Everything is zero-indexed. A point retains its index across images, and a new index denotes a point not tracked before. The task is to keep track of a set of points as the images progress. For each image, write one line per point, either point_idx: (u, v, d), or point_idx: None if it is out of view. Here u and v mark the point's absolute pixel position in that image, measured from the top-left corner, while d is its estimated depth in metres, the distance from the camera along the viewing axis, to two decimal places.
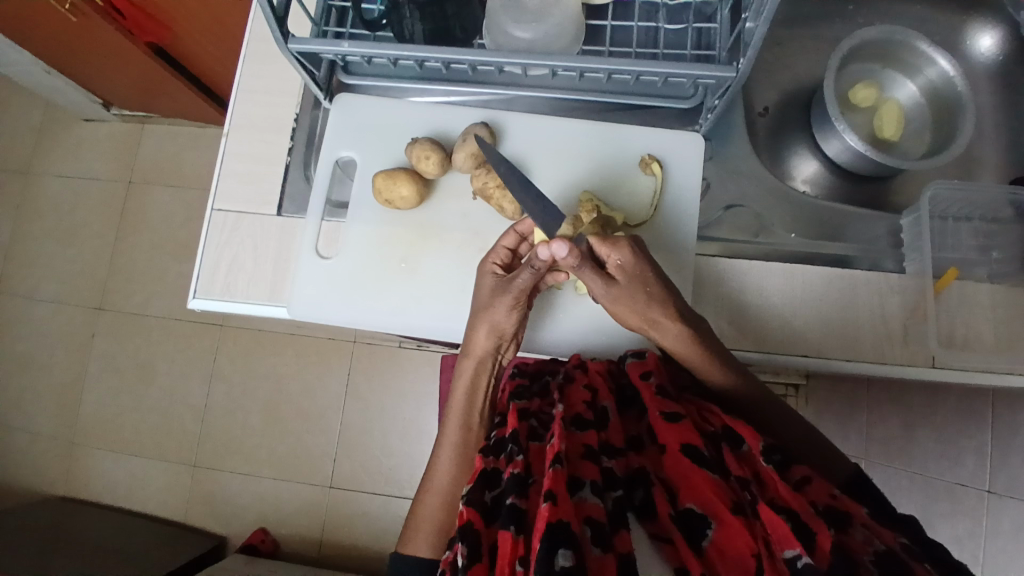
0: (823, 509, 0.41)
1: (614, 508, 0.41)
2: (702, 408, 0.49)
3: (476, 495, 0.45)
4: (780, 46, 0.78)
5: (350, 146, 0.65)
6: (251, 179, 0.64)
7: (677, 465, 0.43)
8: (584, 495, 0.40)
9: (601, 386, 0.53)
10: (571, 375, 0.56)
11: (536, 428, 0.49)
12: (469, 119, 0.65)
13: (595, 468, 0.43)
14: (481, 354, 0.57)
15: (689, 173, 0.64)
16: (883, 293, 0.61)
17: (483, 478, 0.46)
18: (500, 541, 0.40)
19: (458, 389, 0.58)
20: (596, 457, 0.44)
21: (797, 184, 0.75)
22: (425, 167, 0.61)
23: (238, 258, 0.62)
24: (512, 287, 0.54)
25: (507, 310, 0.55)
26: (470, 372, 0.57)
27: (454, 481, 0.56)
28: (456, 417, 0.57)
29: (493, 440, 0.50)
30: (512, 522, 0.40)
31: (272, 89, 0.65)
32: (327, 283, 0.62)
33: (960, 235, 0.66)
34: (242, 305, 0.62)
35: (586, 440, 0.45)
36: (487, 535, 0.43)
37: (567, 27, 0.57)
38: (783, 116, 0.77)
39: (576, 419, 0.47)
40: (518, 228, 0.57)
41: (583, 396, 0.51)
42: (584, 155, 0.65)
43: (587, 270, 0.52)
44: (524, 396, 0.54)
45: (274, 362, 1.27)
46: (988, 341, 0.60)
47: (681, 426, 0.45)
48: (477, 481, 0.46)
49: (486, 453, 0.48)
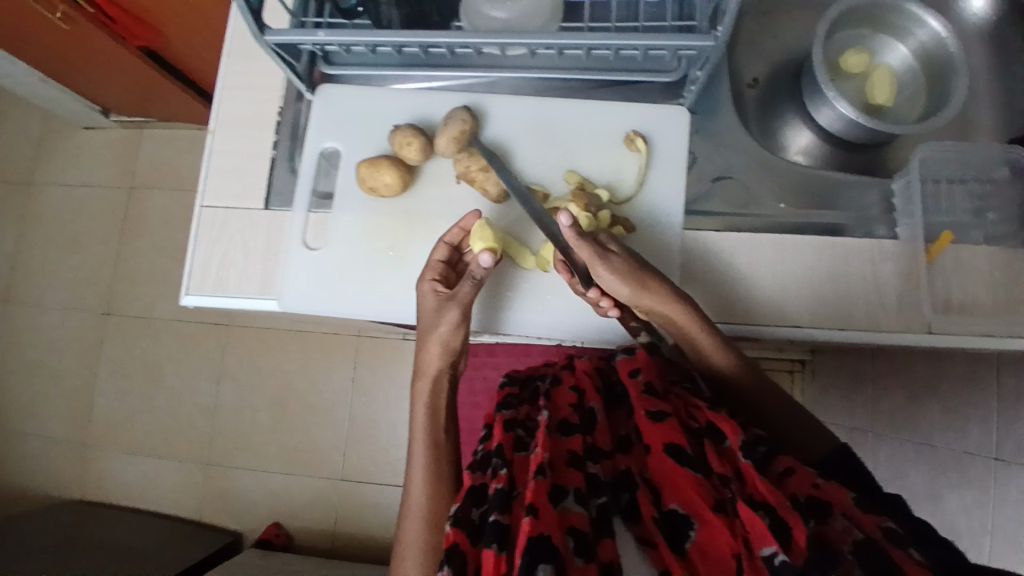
0: (804, 500, 0.39)
1: (599, 517, 0.41)
2: (689, 403, 0.49)
3: (463, 513, 0.44)
4: (769, 16, 0.77)
5: (334, 136, 0.65)
6: (238, 175, 0.63)
7: (661, 464, 0.43)
8: (567, 505, 0.40)
9: (588, 386, 0.53)
10: (560, 376, 0.56)
11: (521, 437, 0.49)
12: (451, 104, 0.64)
13: (579, 477, 0.43)
14: (434, 372, 0.57)
15: (677, 145, 0.64)
16: (876, 260, 0.60)
17: (470, 494, 0.46)
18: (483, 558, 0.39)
19: (418, 406, 0.56)
20: (581, 464, 0.44)
21: (792, 155, 0.75)
22: (408, 153, 0.60)
23: (228, 253, 0.62)
24: (458, 297, 0.56)
25: (453, 327, 0.56)
26: (427, 391, 0.57)
27: (433, 495, 0.52)
28: (420, 435, 0.55)
29: (481, 454, 0.49)
30: (494, 539, 0.39)
31: (254, 85, 0.65)
32: (316, 274, 0.62)
33: (953, 198, 0.64)
34: (236, 299, 0.62)
35: (571, 446, 0.45)
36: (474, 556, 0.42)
37: (543, 5, 0.57)
38: (773, 86, 0.76)
39: (562, 425, 0.47)
40: (447, 239, 0.59)
41: (568, 400, 0.50)
42: (570, 134, 0.64)
43: (584, 243, 0.52)
44: (511, 404, 0.53)
45: (281, 359, 1.28)
46: (985, 306, 0.59)
47: (666, 426, 0.45)
48: (466, 499, 0.45)
49: (474, 468, 0.47)
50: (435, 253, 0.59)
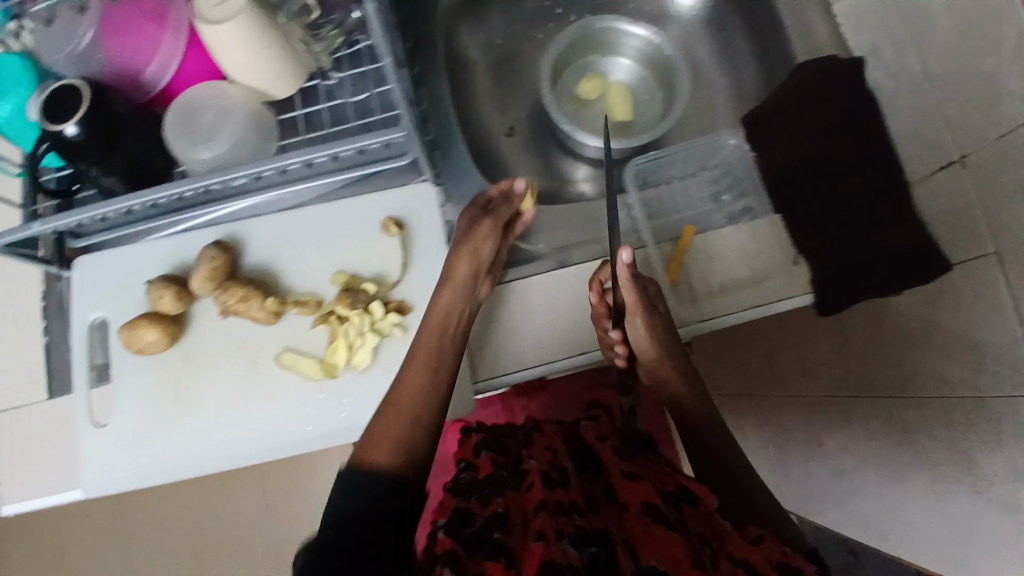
0: (776, 561, 0.44)
1: (591, 557, 0.44)
2: (665, 475, 0.56)
3: (454, 528, 0.48)
4: (507, 63, 0.81)
5: (98, 306, 0.65)
6: (8, 375, 0.62)
7: (637, 522, 0.48)
8: (565, 544, 0.44)
9: (558, 447, 0.60)
10: (531, 437, 0.63)
11: (508, 479, 0.55)
12: (204, 241, 0.65)
13: (567, 522, 0.47)
14: (447, 310, 0.59)
15: (432, 219, 0.66)
16: (633, 270, 0.64)
17: (457, 514, 0.50)
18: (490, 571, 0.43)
19: (414, 356, 0.57)
20: (569, 512, 0.48)
21: (580, 186, 0.77)
22: (165, 305, 0.61)
23: (17, 456, 0.60)
24: (461, 269, 0.60)
25: (465, 294, 0.59)
26: (432, 346, 0.57)
27: (411, 426, 0.52)
28: (412, 384, 0.55)
29: (461, 488, 0.55)
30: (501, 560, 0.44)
31: (6, 277, 0.65)
32: (113, 447, 0.62)
33: (689, 191, 0.71)
34: (39, 501, 0.60)
35: (556, 496, 0.50)
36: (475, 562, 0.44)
37: (249, 133, 0.59)
38: (533, 130, 0.79)
39: (546, 479, 0.53)
40: (484, 221, 0.63)
41: (546, 460, 0.56)
42: (329, 237, 0.66)
43: (607, 268, 0.62)
44: (494, 453, 0.60)
45: (179, 511, 1.19)
46: (744, 278, 0.63)
47: (642, 489, 0.51)
48: (453, 518, 0.50)
49: (457, 497, 0.54)
50: (481, 226, 0.62)
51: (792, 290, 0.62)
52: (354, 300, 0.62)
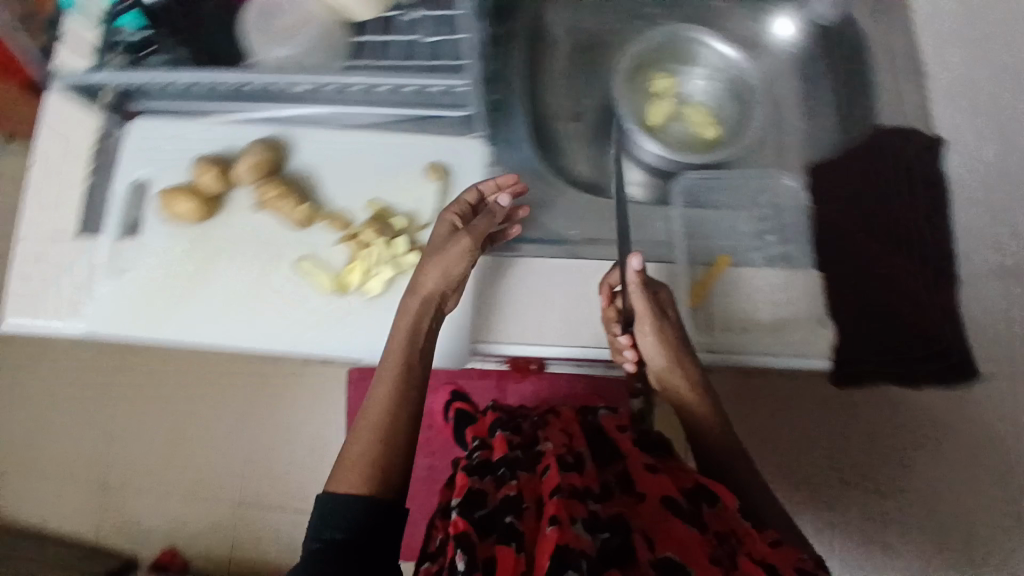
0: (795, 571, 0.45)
1: (605, 545, 0.43)
2: (678, 467, 0.54)
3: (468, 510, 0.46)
4: (592, 48, 0.80)
5: (144, 166, 0.67)
6: (52, 204, 0.66)
7: (655, 513, 0.48)
8: (580, 530, 0.42)
9: (576, 430, 0.56)
10: (545, 420, 0.60)
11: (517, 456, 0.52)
12: (258, 134, 0.67)
13: (583, 506, 0.45)
14: (427, 292, 0.58)
15: (474, 174, 0.67)
16: (661, 278, 0.64)
17: (471, 495, 0.48)
18: (505, 559, 0.43)
19: (397, 334, 0.55)
20: (585, 497, 0.46)
21: (629, 193, 0.72)
22: (206, 181, 0.64)
23: (40, 279, 0.64)
24: (472, 231, 0.60)
25: (460, 250, 0.59)
26: (408, 326, 0.56)
27: (380, 432, 0.48)
28: (392, 359, 0.53)
29: (475, 462, 0.53)
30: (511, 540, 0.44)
31: (68, 115, 0.67)
32: (123, 297, 0.64)
33: (734, 223, 0.67)
34: (48, 326, 0.64)
35: (573, 476, 0.48)
36: (482, 549, 0.44)
37: (320, 43, 0.63)
38: (597, 118, 0.78)
39: (564, 458, 0.50)
40: (480, 186, 0.63)
41: (562, 439, 0.54)
42: (374, 164, 0.67)
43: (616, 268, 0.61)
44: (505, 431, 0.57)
45: (175, 388, 1.28)
46: (765, 321, 0.62)
47: (660, 480, 0.50)
48: (467, 497, 0.48)
49: (471, 473, 0.51)
50: (465, 195, 0.63)
51: (812, 345, 0.61)
52: (383, 227, 0.65)
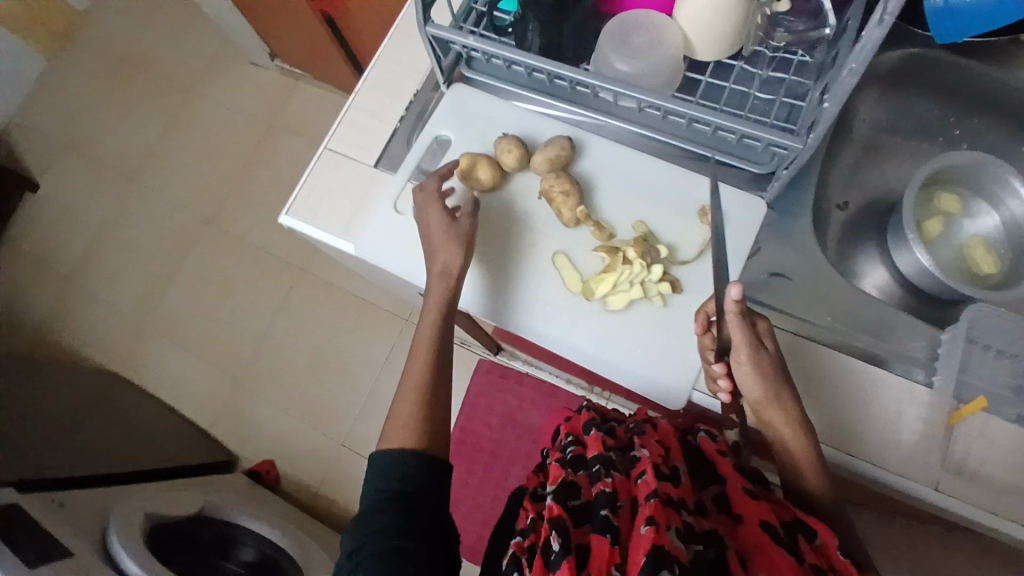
0: None
1: (694, 556, 0.49)
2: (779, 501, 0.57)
3: (562, 500, 0.53)
4: (880, 152, 0.82)
5: (450, 126, 0.72)
6: (364, 131, 0.73)
7: (753, 536, 0.52)
8: (671, 536, 0.48)
9: (674, 446, 0.60)
10: (643, 428, 0.63)
11: (614, 461, 0.58)
12: (558, 131, 0.71)
13: (676, 516, 0.50)
14: (443, 295, 0.63)
15: (747, 231, 0.68)
16: (900, 400, 0.64)
17: (567, 486, 0.55)
18: (598, 548, 0.49)
19: (427, 328, 0.62)
20: (677, 508, 0.52)
21: (864, 286, 0.76)
22: (505, 158, 0.68)
23: (332, 190, 0.72)
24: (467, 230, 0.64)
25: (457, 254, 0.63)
26: (436, 311, 0.62)
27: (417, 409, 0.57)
28: (422, 347, 0.61)
29: (573, 457, 0.60)
30: (606, 531, 0.49)
31: (404, 61, 0.75)
32: (392, 232, 0.69)
33: (996, 371, 0.65)
34: (321, 232, 0.71)
35: (666, 488, 0.53)
36: (577, 535, 0.51)
37: (663, 68, 0.62)
38: (862, 213, 0.80)
39: (656, 470, 0.55)
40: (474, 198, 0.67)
41: (659, 451, 0.58)
42: (652, 191, 0.69)
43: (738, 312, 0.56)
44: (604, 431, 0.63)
45: (333, 316, 1.37)
46: (994, 483, 0.62)
47: (759, 504, 0.54)
48: (562, 488, 0.55)
49: (566, 466, 0.58)
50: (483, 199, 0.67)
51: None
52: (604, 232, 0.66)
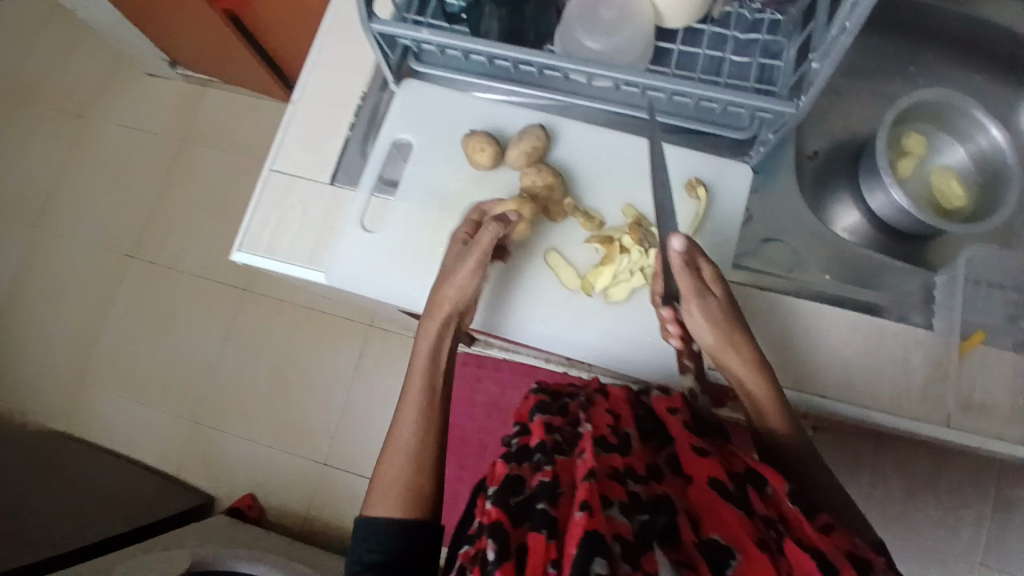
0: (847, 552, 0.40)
1: (641, 529, 0.39)
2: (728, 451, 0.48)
3: (500, 498, 0.42)
4: (837, 94, 0.80)
5: (409, 129, 0.68)
6: (313, 147, 0.68)
7: (703, 497, 0.43)
8: (613, 513, 0.39)
9: (624, 412, 0.51)
10: (593, 399, 0.53)
11: (561, 442, 0.47)
12: (525, 120, 0.68)
13: (621, 489, 0.42)
14: (446, 314, 0.56)
15: (735, 198, 0.66)
16: (908, 345, 0.61)
17: (507, 482, 0.44)
18: (532, 544, 0.38)
19: (422, 343, 0.55)
20: (623, 480, 0.43)
21: (836, 230, 0.75)
22: (479, 158, 0.64)
23: (287, 216, 0.66)
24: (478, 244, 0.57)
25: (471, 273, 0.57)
26: (432, 332, 0.55)
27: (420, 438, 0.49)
28: (419, 362, 0.54)
29: (517, 447, 0.49)
30: (543, 526, 0.38)
31: (341, 64, 0.70)
32: (364, 253, 0.65)
33: (990, 302, 0.65)
34: (283, 264, 0.66)
35: (612, 461, 0.44)
36: (516, 534, 0.40)
37: (637, 41, 0.60)
38: (833, 159, 0.78)
39: (600, 441, 0.46)
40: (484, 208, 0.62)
41: (606, 421, 0.49)
42: (633, 171, 0.66)
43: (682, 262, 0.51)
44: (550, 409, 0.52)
45: (292, 334, 1.30)
46: (1003, 410, 0.60)
47: (709, 460, 0.45)
48: (502, 484, 0.44)
49: (509, 460, 0.47)
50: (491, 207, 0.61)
51: None
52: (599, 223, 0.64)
